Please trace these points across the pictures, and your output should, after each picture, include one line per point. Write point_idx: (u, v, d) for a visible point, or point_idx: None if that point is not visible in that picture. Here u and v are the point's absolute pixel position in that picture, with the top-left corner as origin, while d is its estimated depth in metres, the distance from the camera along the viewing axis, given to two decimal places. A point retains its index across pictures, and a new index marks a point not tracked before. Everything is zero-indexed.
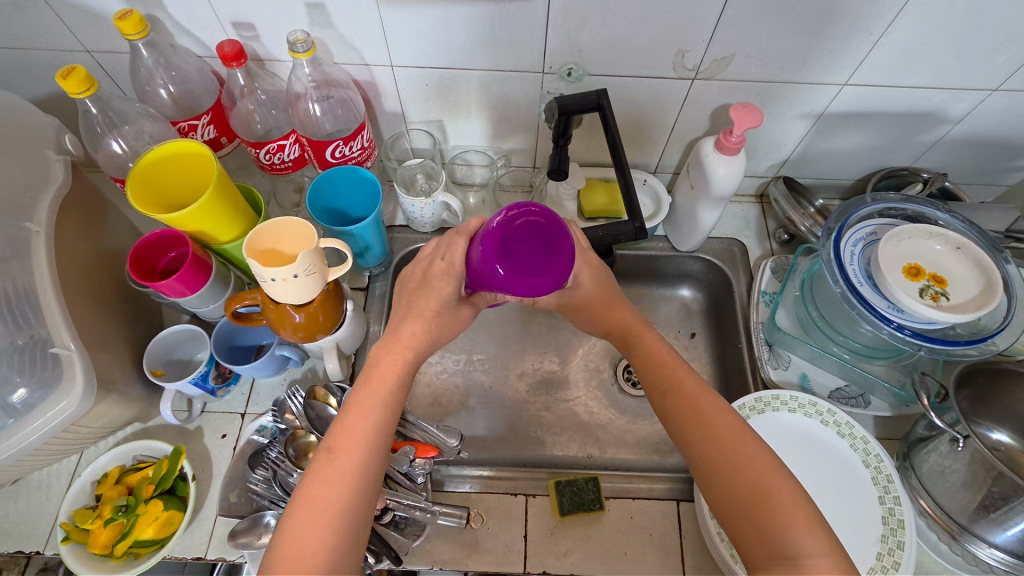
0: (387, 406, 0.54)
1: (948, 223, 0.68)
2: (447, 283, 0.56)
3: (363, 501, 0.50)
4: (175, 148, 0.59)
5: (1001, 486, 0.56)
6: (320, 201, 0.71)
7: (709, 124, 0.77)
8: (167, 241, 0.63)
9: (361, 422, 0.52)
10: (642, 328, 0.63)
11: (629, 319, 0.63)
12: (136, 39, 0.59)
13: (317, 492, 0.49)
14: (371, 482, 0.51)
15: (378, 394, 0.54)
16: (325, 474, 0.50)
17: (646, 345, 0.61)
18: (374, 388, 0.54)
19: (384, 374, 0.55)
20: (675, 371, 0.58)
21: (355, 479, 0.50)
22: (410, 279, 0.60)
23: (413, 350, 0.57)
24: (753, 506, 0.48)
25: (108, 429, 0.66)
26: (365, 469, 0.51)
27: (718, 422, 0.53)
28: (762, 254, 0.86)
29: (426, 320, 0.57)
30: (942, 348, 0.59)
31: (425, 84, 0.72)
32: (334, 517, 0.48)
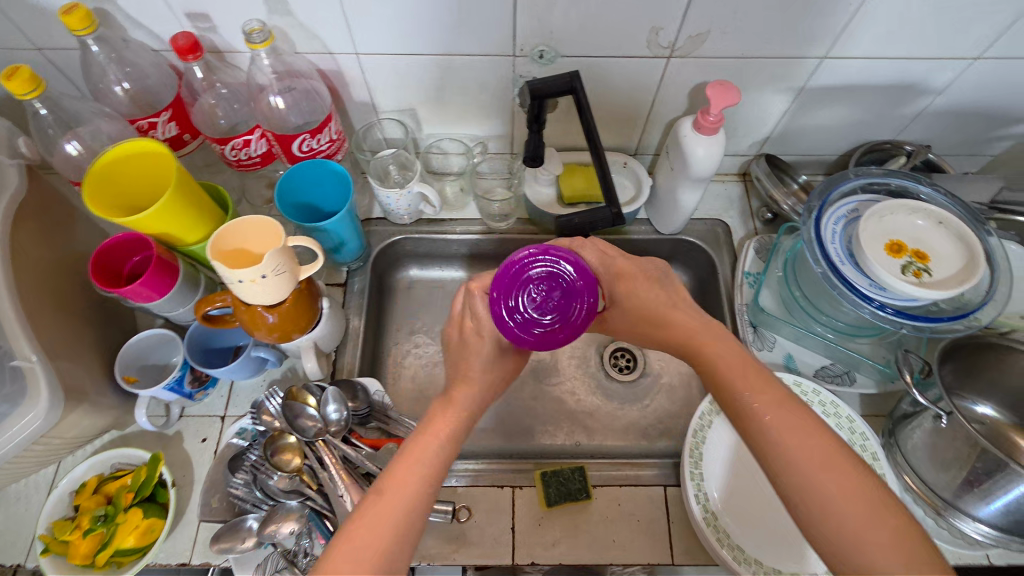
0: (442, 454, 0.52)
1: (930, 196, 0.67)
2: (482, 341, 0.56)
3: (409, 538, 0.47)
4: (131, 147, 0.57)
5: (984, 461, 0.56)
6: (289, 196, 0.69)
7: (687, 103, 0.75)
8: (130, 245, 0.61)
9: (413, 467, 0.50)
10: (712, 334, 0.54)
11: (691, 328, 0.54)
12: (84, 35, 0.56)
13: (361, 534, 0.46)
14: (419, 521, 0.48)
15: (433, 443, 0.52)
16: (378, 509, 0.47)
17: (716, 357, 0.52)
18: (428, 438, 0.52)
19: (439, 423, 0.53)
20: (756, 382, 0.49)
21: (404, 520, 0.47)
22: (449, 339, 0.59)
23: (469, 405, 0.55)
24: (843, 527, 0.42)
25: (82, 438, 0.64)
26: (417, 506, 0.48)
27: (807, 444, 0.45)
28: (745, 234, 0.85)
29: (477, 385, 0.56)
30: (925, 325, 0.58)
31: (394, 72, 0.70)
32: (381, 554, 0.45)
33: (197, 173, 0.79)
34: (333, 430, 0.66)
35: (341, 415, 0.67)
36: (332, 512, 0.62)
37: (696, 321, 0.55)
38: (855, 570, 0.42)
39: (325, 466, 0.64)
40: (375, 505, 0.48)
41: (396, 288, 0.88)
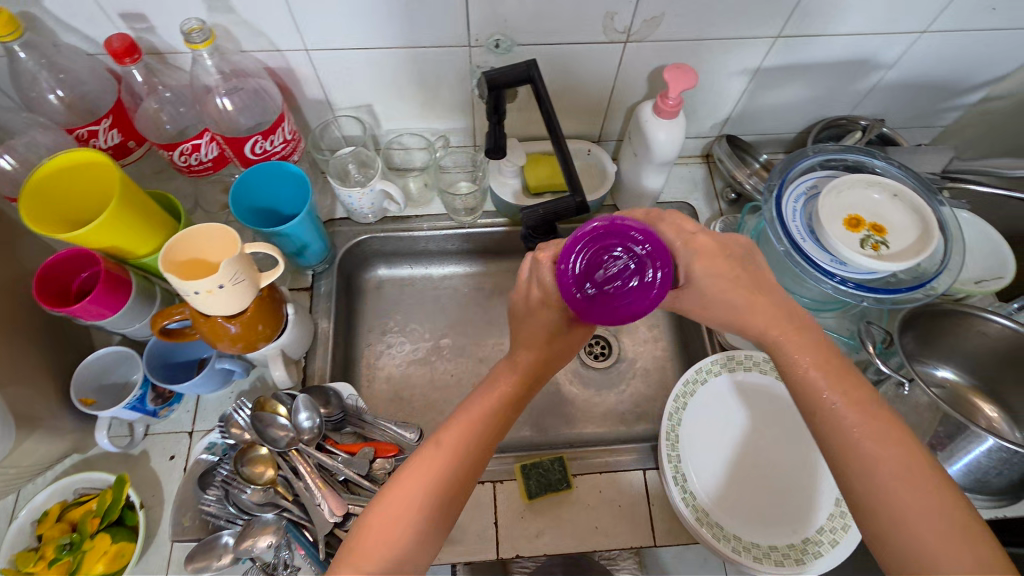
0: (498, 420, 0.52)
1: (885, 170, 0.68)
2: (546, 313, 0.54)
3: (443, 516, 0.47)
4: (69, 159, 0.54)
5: (945, 426, 0.57)
6: (245, 201, 0.66)
7: (647, 87, 0.75)
8: (76, 262, 0.58)
9: (470, 424, 0.50)
10: (792, 326, 0.49)
11: (773, 318, 0.49)
12: (10, 41, 0.53)
13: (409, 483, 0.47)
14: (458, 497, 0.48)
15: (491, 404, 0.52)
16: (426, 465, 0.48)
17: (791, 353, 0.48)
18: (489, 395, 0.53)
19: (502, 384, 0.53)
20: (838, 382, 0.46)
21: (451, 477, 0.48)
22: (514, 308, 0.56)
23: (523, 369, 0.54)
24: (912, 530, 0.40)
25: (40, 465, 0.62)
26: (456, 484, 0.48)
27: (885, 446, 0.43)
28: (711, 216, 0.86)
29: (540, 346, 0.55)
30: (885, 297, 0.60)
31: (347, 67, 0.68)
32: (415, 524, 0.45)
33: (146, 181, 0.76)
34: (307, 438, 0.65)
35: (314, 422, 0.65)
36: (310, 522, 0.61)
37: (785, 308, 0.49)
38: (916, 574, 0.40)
39: (300, 476, 0.63)
40: (420, 470, 0.48)
41: (364, 289, 0.86)
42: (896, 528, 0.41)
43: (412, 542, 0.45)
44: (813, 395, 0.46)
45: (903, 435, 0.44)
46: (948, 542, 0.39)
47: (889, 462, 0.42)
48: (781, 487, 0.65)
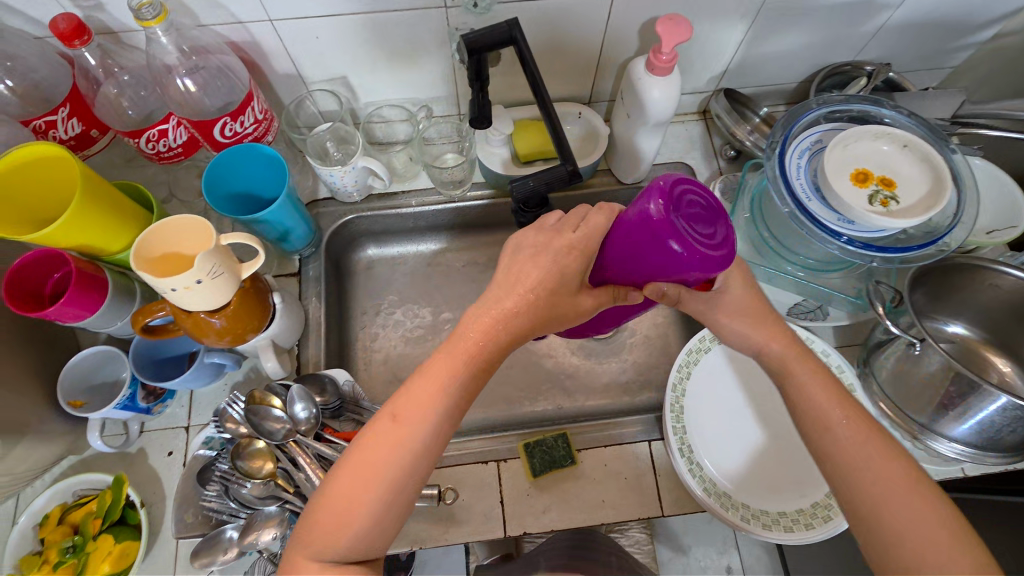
0: (466, 383, 0.45)
1: (893, 119, 0.65)
2: (574, 260, 0.48)
3: (407, 490, 0.43)
4: (25, 153, 0.51)
5: (957, 384, 0.55)
6: (218, 186, 0.63)
7: (638, 42, 0.70)
8: (48, 261, 0.55)
9: (433, 392, 0.44)
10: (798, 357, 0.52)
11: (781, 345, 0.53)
12: None
13: (367, 457, 0.43)
14: (425, 467, 0.44)
15: (454, 366, 0.44)
16: (383, 439, 0.43)
17: (800, 375, 0.50)
18: (452, 355, 0.45)
19: (469, 342, 0.45)
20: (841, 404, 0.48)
21: (414, 454, 0.43)
22: (518, 242, 0.50)
23: (501, 321, 0.46)
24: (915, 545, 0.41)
25: (36, 469, 0.61)
26: (418, 459, 0.43)
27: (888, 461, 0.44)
28: (711, 175, 0.82)
29: (530, 294, 0.46)
30: (894, 255, 0.57)
31: (317, 36, 0.63)
32: (369, 509, 0.42)
33: (116, 170, 0.72)
34: (304, 429, 0.64)
35: (310, 412, 0.64)
36: None
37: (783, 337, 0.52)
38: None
39: (301, 467, 0.62)
40: (375, 449, 0.43)
41: (355, 270, 0.83)
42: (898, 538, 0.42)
43: (366, 520, 0.42)
44: (821, 414, 0.48)
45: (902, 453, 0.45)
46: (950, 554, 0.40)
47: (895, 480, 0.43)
48: (788, 456, 0.64)
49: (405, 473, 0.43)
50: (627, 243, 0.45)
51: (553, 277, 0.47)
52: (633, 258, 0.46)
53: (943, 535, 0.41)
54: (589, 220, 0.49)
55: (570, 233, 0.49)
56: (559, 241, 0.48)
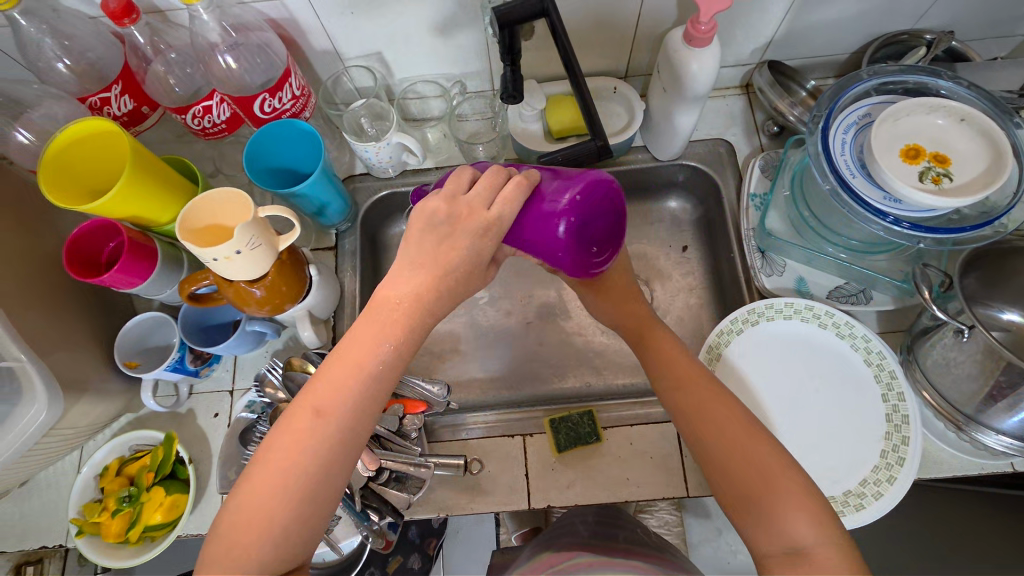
0: (384, 370, 0.46)
1: (951, 91, 0.61)
2: (488, 241, 0.49)
3: (330, 487, 0.43)
4: (80, 129, 0.54)
5: (1007, 374, 0.52)
6: (259, 161, 0.65)
7: (677, 12, 0.68)
8: (104, 231, 0.59)
9: (352, 380, 0.44)
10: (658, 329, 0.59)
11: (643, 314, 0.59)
12: (9, 8, 0.53)
13: (290, 454, 0.42)
14: (350, 460, 0.44)
15: (374, 352, 0.45)
16: (304, 434, 0.43)
17: (657, 348, 0.57)
18: (371, 343, 0.46)
19: (387, 329, 0.46)
20: (692, 383, 0.53)
21: (336, 445, 0.43)
22: (425, 215, 0.48)
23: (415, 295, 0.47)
24: (756, 504, 0.47)
25: (97, 423, 0.66)
26: (341, 452, 0.44)
27: (731, 428, 0.50)
28: (751, 152, 0.79)
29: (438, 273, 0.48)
30: (946, 237, 0.54)
31: (351, 12, 0.64)
32: (289, 509, 0.42)
33: (167, 146, 0.76)
34: None
35: None
36: None
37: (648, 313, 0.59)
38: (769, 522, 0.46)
39: None
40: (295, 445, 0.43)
41: (390, 245, 0.85)
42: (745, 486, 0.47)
43: (288, 521, 0.42)
44: (679, 378, 0.54)
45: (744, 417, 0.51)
46: (786, 505, 0.46)
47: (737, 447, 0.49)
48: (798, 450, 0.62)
49: (328, 469, 0.43)
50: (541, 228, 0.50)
51: (469, 259, 0.48)
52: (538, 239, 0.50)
53: (774, 471, 0.47)
54: (501, 193, 0.49)
55: (486, 208, 0.49)
56: (478, 219, 0.48)
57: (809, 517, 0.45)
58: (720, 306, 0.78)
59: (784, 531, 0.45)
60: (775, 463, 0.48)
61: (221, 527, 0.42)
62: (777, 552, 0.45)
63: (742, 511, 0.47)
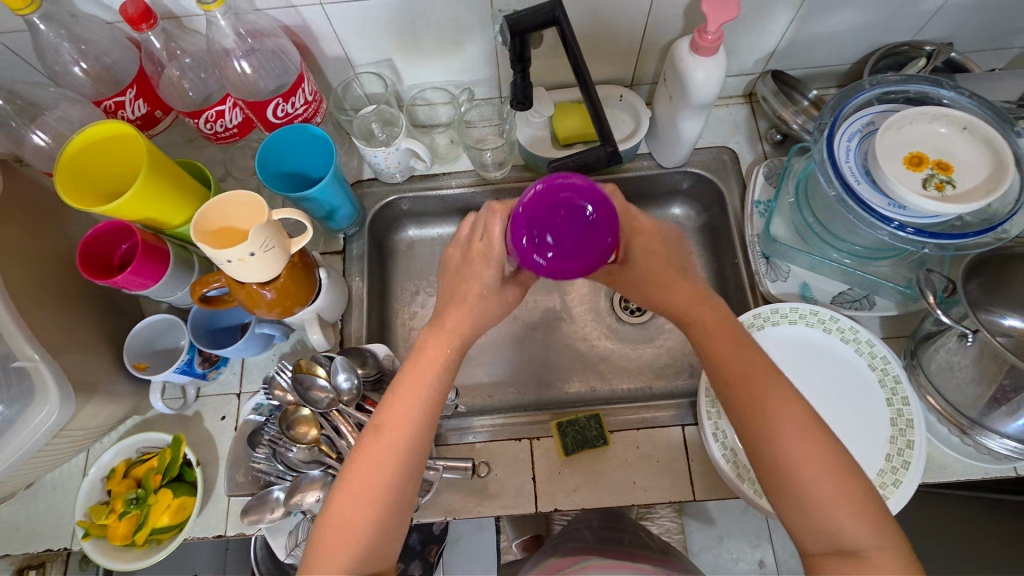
0: (434, 388, 0.51)
1: (952, 101, 0.62)
2: (490, 267, 0.55)
3: (401, 495, 0.48)
4: (97, 132, 0.55)
5: (1012, 377, 0.53)
6: (271, 165, 0.66)
7: (683, 23, 0.69)
8: (117, 232, 0.60)
9: (407, 400, 0.50)
10: (707, 309, 0.54)
11: (683, 299, 0.54)
12: (29, 13, 0.54)
13: (363, 470, 0.48)
14: (414, 470, 0.49)
15: (422, 374, 0.51)
16: (373, 450, 0.48)
17: (703, 330, 0.53)
18: (419, 367, 0.51)
19: (430, 356, 0.52)
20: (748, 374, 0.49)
21: (400, 459, 0.48)
22: (450, 261, 0.58)
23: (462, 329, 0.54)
24: (810, 507, 0.45)
25: (105, 425, 0.66)
26: (406, 463, 0.49)
27: (794, 425, 0.46)
28: (754, 160, 0.80)
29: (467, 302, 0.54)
30: (949, 242, 0.55)
31: (364, 20, 0.65)
32: (371, 517, 0.47)
33: (178, 150, 0.77)
34: (346, 399, 0.66)
35: (353, 383, 0.66)
36: None
37: (693, 291, 0.55)
38: (820, 522, 0.45)
39: (342, 435, 0.66)
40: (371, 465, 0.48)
41: (396, 250, 0.86)
42: (798, 484, 0.45)
43: (371, 527, 0.47)
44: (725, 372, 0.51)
45: (809, 417, 0.47)
46: (842, 509, 0.44)
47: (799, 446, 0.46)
48: None
49: (396, 479, 0.48)
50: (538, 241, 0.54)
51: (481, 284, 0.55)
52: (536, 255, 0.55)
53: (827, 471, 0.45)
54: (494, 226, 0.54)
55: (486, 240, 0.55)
56: (473, 251, 0.56)
57: (864, 523, 0.44)
58: None
59: (835, 531, 0.44)
60: (835, 466, 0.45)
61: (315, 539, 0.47)
62: (823, 550, 0.45)
63: (795, 509, 0.46)
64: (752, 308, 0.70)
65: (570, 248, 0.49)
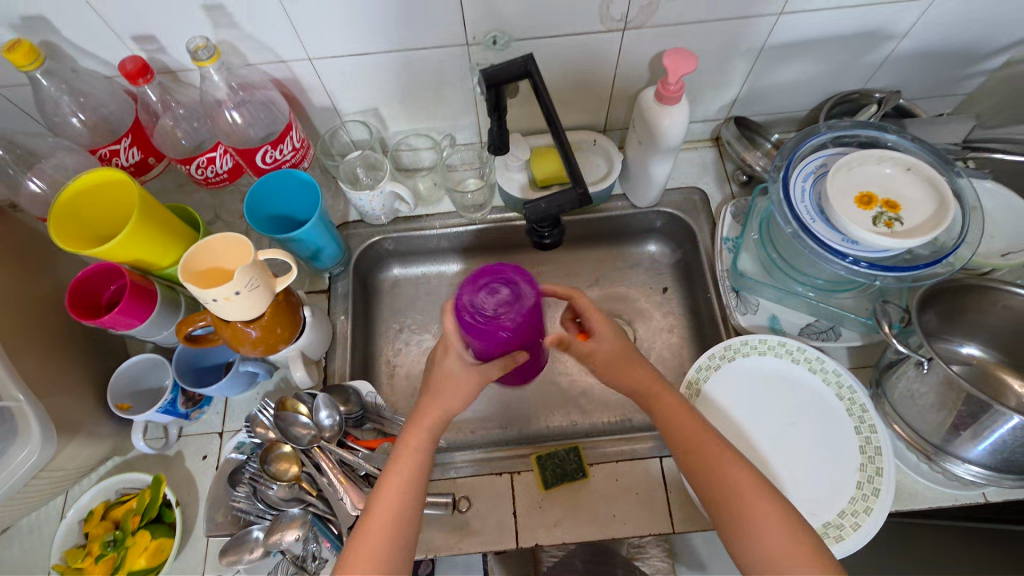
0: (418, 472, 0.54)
1: (897, 143, 0.67)
2: (453, 353, 0.58)
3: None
4: (90, 179, 0.58)
5: (967, 404, 0.55)
6: (260, 209, 0.69)
7: (649, 74, 0.74)
8: (106, 274, 0.62)
9: (397, 487, 0.53)
10: (663, 390, 0.59)
11: (642, 377, 0.60)
12: (32, 69, 0.57)
13: (359, 557, 0.50)
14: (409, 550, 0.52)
15: (408, 460, 0.54)
16: (369, 538, 0.51)
17: (662, 409, 0.58)
18: (404, 453, 0.55)
19: (412, 441, 0.55)
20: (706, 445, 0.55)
21: (395, 541, 0.51)
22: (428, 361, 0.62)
23: (446, 411, 0.57)
24: (769, 558, 0.49)
25: (86, 466, 0.66)
26: (402, 545, 0.51)
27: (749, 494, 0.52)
28: (723, 199, 0.84)
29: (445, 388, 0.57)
30: (901, 274, 0.58)
31: (351, 74, 0.69)
32: None
33: (169, 195, 0.79)
34: (328, 435, 0.67)
35: (334, 419, 0.67)
36: (334, 516, 0.64)
37: (649, 374, 0.60)
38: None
39: (323, 472, 0.66)
40: (371, 546, 0.50)
41: (381, 289, 0.88)
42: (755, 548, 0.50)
43: None
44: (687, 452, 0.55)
45: (757, 479, 0.53)
46: (795, 555, 0.49)
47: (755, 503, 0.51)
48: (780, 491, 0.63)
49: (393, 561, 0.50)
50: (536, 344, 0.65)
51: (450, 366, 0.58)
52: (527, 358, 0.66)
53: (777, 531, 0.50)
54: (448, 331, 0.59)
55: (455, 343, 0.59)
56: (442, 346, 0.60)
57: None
58: (700, 345, 0.80)
59: None
60: (785, 519, 0.50)
61: None
62: None
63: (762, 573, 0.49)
64: (722, 341, 0.73)
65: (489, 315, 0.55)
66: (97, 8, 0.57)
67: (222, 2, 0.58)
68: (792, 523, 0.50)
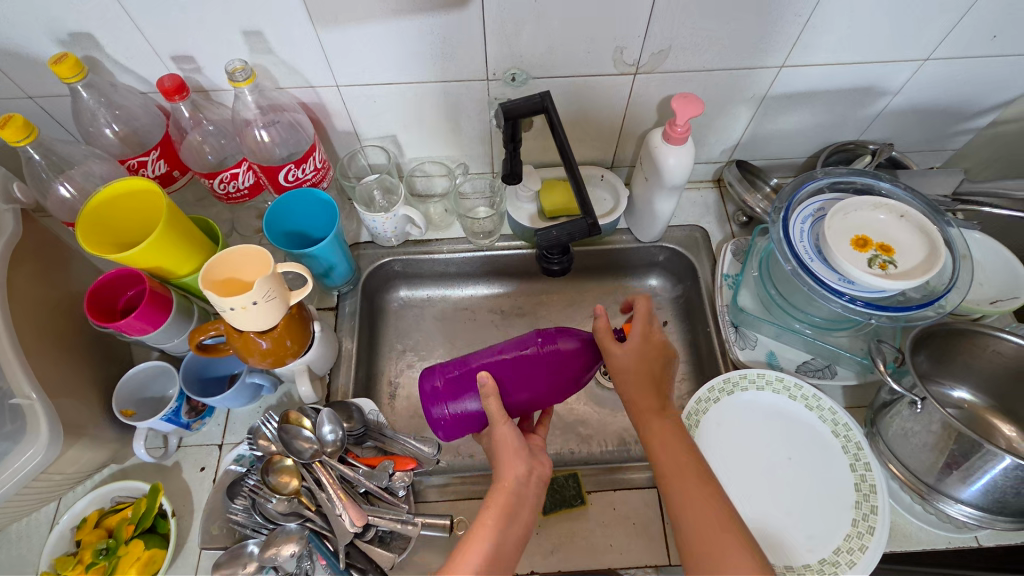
0: (513, 510, 0.54)
1: (890, 191, 0.70)
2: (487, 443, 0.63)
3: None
4: (121, 187, 0.60)
5: (961, 443, 0.55)
6: (278, 225, 0.71)
7: (657, 116, 0.78)
8: (126, 280, 0.63)
9: (489, 527, 0.52)
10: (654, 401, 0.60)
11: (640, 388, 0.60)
12: (75, 81, 0.60)
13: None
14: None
15: (501, 499, 0.54)
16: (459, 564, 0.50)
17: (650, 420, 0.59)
18: (498, 494, 0.54)
19: (507, 482, 0.55)
20: (680, 466, 0.56)
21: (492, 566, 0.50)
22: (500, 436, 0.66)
23: (521, 468, 0.56)
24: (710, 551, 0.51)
25: (84, 472, 0.65)
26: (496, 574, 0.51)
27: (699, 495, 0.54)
28: (723, 238, 0.87)
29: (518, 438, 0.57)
30: (897, 314, 0.61)
31: (374, 101, 0.72)
32: None
33: (188, 207, 0.82)
34: (329, 450, 0.67)
35: (337, 435, 0.68)
36: (331, 532, 0.63)
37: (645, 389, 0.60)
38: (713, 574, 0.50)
39: (323, 487, 0.65)
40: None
41: (386, 310, 0.89)
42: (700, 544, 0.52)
43: None
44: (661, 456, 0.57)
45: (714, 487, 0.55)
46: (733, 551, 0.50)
47: (707, 523, 0.52)
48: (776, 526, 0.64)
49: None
50: (516, 359, 0.59)
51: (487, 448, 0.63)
52: (528, 371, 0.59)
53: (723, 530, 0.52)
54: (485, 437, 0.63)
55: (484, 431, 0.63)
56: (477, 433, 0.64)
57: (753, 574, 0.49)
58: (697, 378, 0.82)
59: None
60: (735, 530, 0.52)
61: None
62: None
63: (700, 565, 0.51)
64: (721, 374, 0.74)
65: (458, 414, 0.60)
66: (142, 28, 0.60)
67: (261, 29, 0.61)
68: (741, 539, 0.51)
